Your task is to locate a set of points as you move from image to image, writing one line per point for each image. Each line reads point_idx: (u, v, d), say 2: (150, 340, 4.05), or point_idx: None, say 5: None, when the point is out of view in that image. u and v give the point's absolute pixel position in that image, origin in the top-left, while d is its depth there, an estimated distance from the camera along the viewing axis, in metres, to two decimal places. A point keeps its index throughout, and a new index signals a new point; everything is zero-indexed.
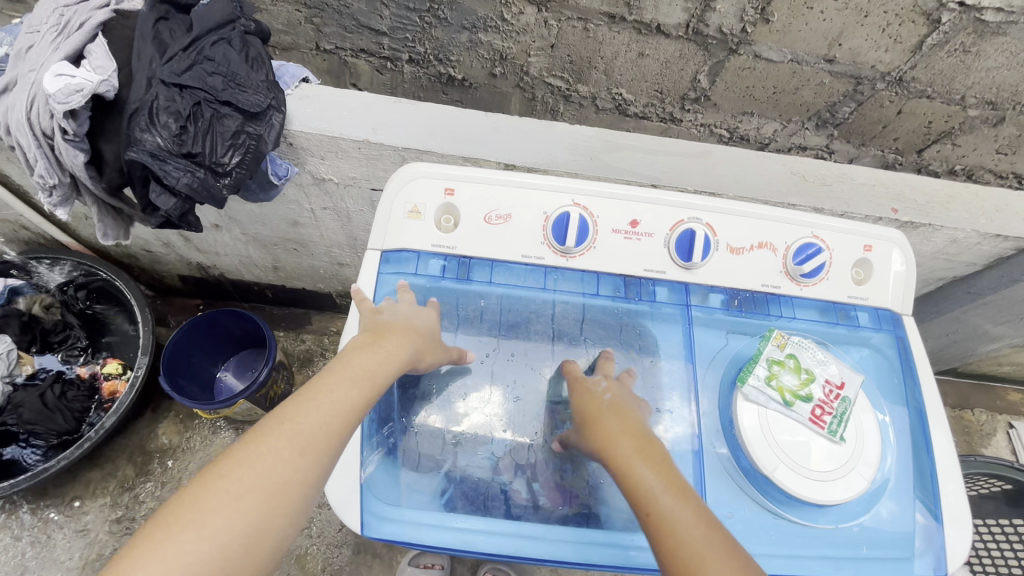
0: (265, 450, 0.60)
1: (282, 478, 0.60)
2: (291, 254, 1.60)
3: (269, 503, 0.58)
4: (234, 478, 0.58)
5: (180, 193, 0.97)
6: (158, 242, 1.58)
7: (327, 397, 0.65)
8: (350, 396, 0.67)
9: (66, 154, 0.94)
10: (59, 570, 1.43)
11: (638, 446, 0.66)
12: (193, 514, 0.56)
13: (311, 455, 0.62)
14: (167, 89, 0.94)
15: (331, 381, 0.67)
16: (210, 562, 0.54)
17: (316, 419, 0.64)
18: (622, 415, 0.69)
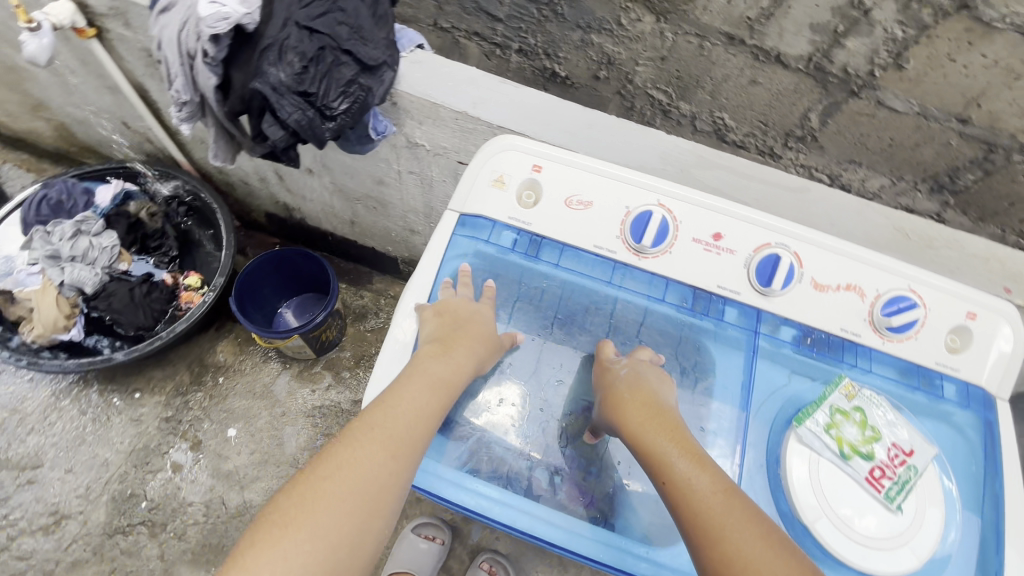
0: (358, 457, 0.67)
1: (377, 480, 0.66)
2: (370, 211, 1.68)
3: (368, 503, 0.65)
4: (335, 481, 0.66)
5: (288, 126, 1.04)
6: (256, 176, 1.70)
7: (406, 403, 0.69)
8: (427, 403, 0.70)
9: (202, 75, 1.04)
10: (110, 450, 1.57)
11: (654, 416, 0.66)
12: (303, 513, 0.64)
13: (400, 457, 0.67)
14: (299, 31, 1.00)
15: (406, 386, 0.71)
16: (323, 557, 0.62)
17: (399, 426, 0.68)
18: (633, 384, 0.68)
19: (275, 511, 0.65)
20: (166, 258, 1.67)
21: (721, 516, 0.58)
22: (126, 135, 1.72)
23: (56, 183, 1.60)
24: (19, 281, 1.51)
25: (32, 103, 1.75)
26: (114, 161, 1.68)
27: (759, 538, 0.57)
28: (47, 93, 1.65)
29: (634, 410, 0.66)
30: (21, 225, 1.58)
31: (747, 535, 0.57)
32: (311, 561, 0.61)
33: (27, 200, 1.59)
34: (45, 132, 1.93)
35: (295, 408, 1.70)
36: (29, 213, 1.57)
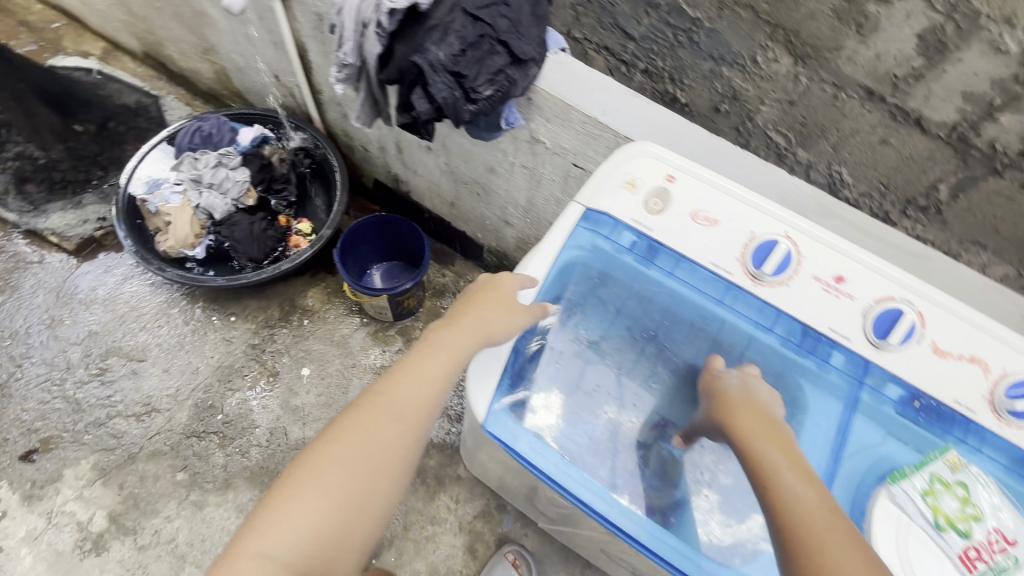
0: (366, 421, 0.77)
1: (392, 442, 0.77)
2: (472, 196, 1.76)
3: (386, 462, 0.76)
4: (352, 443, 0.75)
5: (435, 102, 1.12)
6: (377, 145, 1.83)
7: (416, 374, 0.80)
8: (431, 374, 0.80)
9: (370, 43, 1.14)
10: (201, 360, 1.73)
11: (763, 420, 0.68)
12: (323, 469, 0.74)
13: (404, 422, 0.78)
14: (464, 18, 1.08)
15: (415, 360, 0.82)
16: (333, 510, 0.72)
17: (405, 394, 0.79)
18: (751, 399, 0.70)
19: (291, 468, 0.75)
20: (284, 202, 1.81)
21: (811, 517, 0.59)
22: (275, 87, 1.90)
23: (211, 117, 1.81)
24: (162, 195, 1.70)
25: (204, 47, 1.98)
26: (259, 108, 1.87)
27: (858, 559, 0.57)
28: (220, 39, 1.86)
29: (743, 409, 0.69)
30: (174, 148, 1.79)
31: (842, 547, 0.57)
32: (324, 511, 0.72)
33: (183, 128, 1.79)
34: (205, 74, 2.17)
35: (365, 363, 1.80)
36: (184, 139, 1.77)
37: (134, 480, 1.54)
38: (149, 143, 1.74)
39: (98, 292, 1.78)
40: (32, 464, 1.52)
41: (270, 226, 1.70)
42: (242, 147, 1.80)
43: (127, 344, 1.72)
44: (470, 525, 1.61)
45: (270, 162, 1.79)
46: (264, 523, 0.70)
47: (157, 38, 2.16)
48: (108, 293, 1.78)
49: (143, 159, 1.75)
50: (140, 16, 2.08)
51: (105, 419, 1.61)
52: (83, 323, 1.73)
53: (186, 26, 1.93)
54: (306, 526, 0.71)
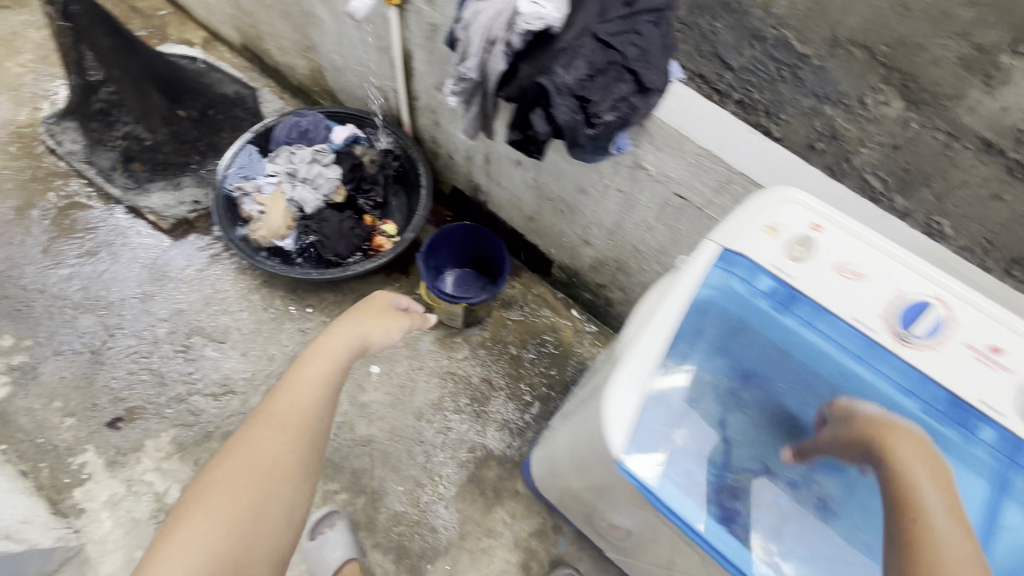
0: (258, 438, 1.01)
1: (279, 451, 1.01)
2: (555, 213, 1.76)
3: (274, 465, 1.00)
4: (240, 456, 0.99)
5: (554, 123, 1.14)
6: (465, 154, 1.86)
7: (292, 391, 1.05)
8: (310, 392, 1.05)
9: (495, 60, 1.16)
10: (277, 348, 1.78)
11: (928, 457, 0.67)
12: (221, 481, 0.97)
13: (289, 432, 1.02)
14: (595, 44, 1.09)
15: (295, 382, 1.06)
16: (232, 518, 0.95)
17: (289, 409, 1.03)
18: (908, 434, 0.69)
19: (197, 487, 0.98)
20: (369, 202, 1.86)
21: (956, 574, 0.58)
22: (371, 89, 1.95)
23: (308, 114, 1.86)
24: (259, 185, 1.75)
25: (305, 46, 2.04)
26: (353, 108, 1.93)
27: None
28: (322, 39, 1.91)
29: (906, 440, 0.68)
30: (271, 140, 1.85)
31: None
32: (228, 516, 0.95)
33: (282, 121, 1.85)
34: (300, 70, 2.24)
35: (431, 368, 1.82)
36: (281, 133, 1.83)
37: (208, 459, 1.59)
38: (250, 133, 1.80)
39: (186, 273, 1.85)
40: (117, 432, 1.59)
41: (358, 225, 1.74)
42: (335, 145, 1.85)
43: (209, 325, 1.78)
44: (525, 542, 1.60)
45: (361, 163, 1.84)
46: (177, 541, 0.91)
47: (258, 33, 2.25)
48: (195, 274, 1.85)
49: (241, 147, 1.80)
50: (247, 11, 2.16)
51: (185, 395, 1.66)
52: (171, 301, 1.80)
53: (291, 24, 1.99)
54: (213, 535, 0.93)
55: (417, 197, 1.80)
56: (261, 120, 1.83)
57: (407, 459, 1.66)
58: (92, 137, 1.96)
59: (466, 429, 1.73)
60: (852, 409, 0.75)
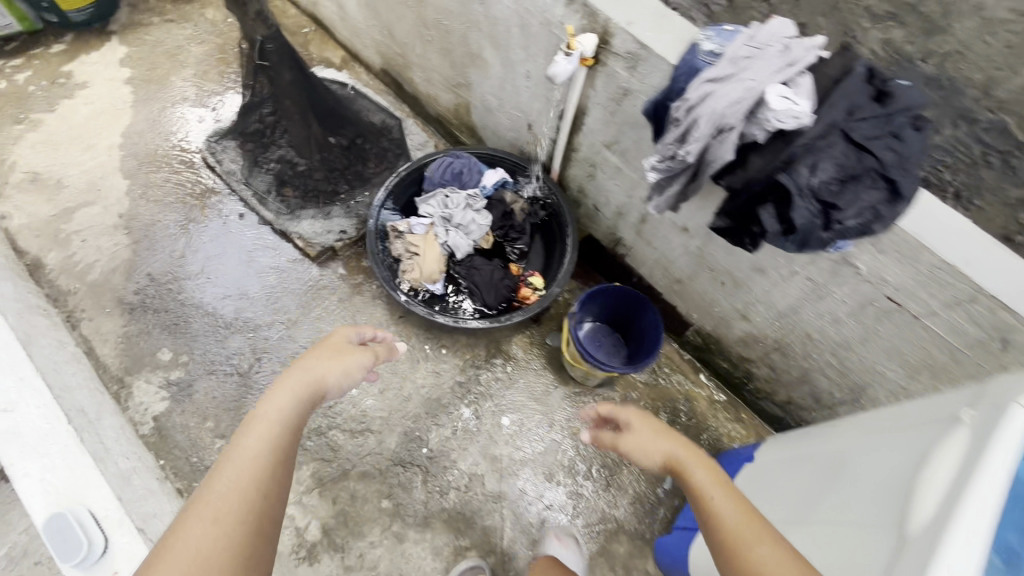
0: (183, 533, 0.82)
1: (216, 541, 0.82)
2: (712, 283, 1.67)
3: (213, 561, 0.80)
4: (169, 554, 0.79)
5: (788, 224, 1.05)
6: (617, 209, 1.80)
7: (236, 462, 0.90)
8: (252, 461, 0.91)
9: (725, 149, 1.09)
10: (412, 388, 1.77)
11: (667, 437, 1.11)
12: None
13: (222, 521, 0.84)
14: (846, 146, 1.01)
15: (234, 452, 0.92)
16: None
17: (226, 491, 0.87)
18: (687, 449, 1.08)
19: None
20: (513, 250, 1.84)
21: (769, 554, 0.82)
22: (522, 133, 1.92)
23: (462, 154, 1.86)
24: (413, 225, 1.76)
25: (456, 83, 2.04)
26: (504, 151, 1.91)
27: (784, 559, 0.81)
28: (480, 80, 1.90)
29: (669, 438, 1.11)
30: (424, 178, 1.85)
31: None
32: None
33: (435, 159, 1.85)
34: (441, 102, 2.24)
35: (562, 426, 1.76)
36: (436, 172, 1.83)
37: (346, 498, 1.60)
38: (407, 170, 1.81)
39: (328, 302, 1.87)
40: None
41: (506, 275, 1.73)
42: (486, 189, 1.83)
43: None
44: None
45: (510, 211, 1.83)
46: None
47: (404, 62, 2.27)
48: (335, 303, 1.87)
49: (396, 184, 1.81)
50: (398, 41, 2.19)
51: (325, 429, 1.68)
52: (313, 329, 1.82)
53: (447, 62, 1.99)
54: None
55: (564, 251, 1.76)
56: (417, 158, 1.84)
57: (538, 522, 1.62)
58: (249, 157, 2.01)
59: (597, 497, 1.67)
60: (651, 435, 1.13)
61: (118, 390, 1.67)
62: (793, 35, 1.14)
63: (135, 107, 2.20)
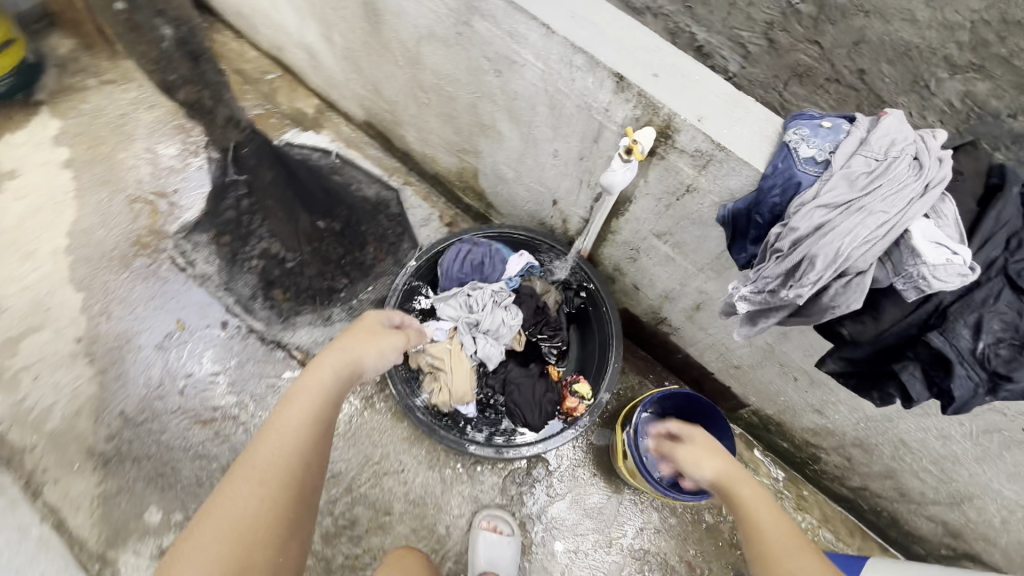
0: (230, 494, 0.82)
1: (258, 508, 0.82)
2: (781, 377, 1.48)
3: (256, 526, 0.81)
4: (215, 514, 0.81)
5: (940, 391, 0.85)
6: (663, 293, 1.58)
7: (276, 433, 0.88)
8: (294, 428, 0.89)
9: (851, 296, 0.88)
10: (448, 522, 1.55)
11: (720, 456, 1.21)
12: (191, 549, 0.78)
13: (266, 484, 0.84)
14: (1016, 298, 0.81)
15: (276, 425, 0.89)
16: None
17: (270, 459, 0.85)
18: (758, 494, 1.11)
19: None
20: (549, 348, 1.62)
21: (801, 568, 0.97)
22: (545, 207, 1.67)
23: (480, 240, 1.61)
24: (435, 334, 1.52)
25: (461, 149, 1.77)
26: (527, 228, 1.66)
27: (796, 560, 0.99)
28: (492, 150, 1.64)
29: (748, 484, 1.14)
30: (439, 271, 1.60)
31: (710, 461, 1.19)
32: None
33: (450, 248, 1.59)
34: (441, 163, 1.96)
35: (622, 543, 1.57)
36: (453, 265, 1.58)
37: None
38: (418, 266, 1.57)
39: (337, 424, 1.60)
40: None
41: (546, 383, 1.52)
42: (513, 279, 1.59)
43: (372, 492, 1.56)
44: None
45: (543, 305, 1.59)
46: None
47: (394, 119, 1.97)
48: (346, 425, 1.61)
49: (407, 283, 1.56)
50: (386, 98, 1.89)
51: None
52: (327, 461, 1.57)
53: (450, 127, 1.71)
54: None
55: (607, 344, 1.55)
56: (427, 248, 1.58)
57: None
58: (225, 255, 1.71)
59: None
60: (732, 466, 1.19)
61: (100, 571, 1.40)
62: (914, 136, 0.93)
63: (79, 197, 1.86)
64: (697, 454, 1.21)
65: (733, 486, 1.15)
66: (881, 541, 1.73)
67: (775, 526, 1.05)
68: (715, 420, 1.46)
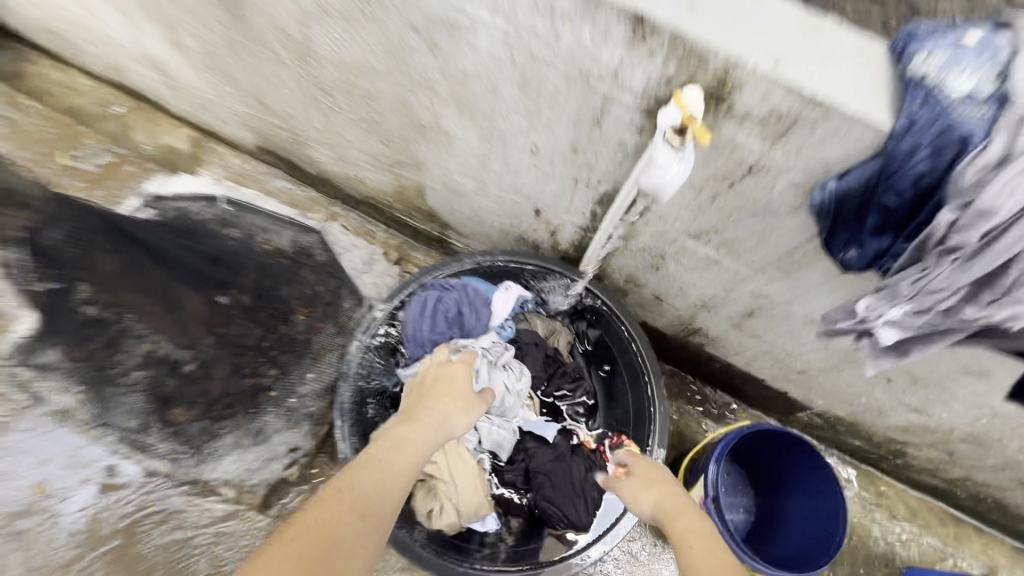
0: (327, 505, 0.71)
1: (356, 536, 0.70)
2: (866, 379, 1.16)
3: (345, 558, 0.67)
4: (308, 521, 0.68)
5: None
6: (698, 302, 1.22)
7: (383, 469, 0.80)
8: (397, 470, 0.81)
9: None
10: None
11: (660, 484, 0.94)
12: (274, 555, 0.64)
13: (365, 517, 0.73)
14: None
15: (383, 460, 0.81)
16: None
17: (371, 489, 0.76)
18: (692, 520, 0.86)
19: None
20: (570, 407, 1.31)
21: None
22: (525, 220, 1.27)
23: (450, 279, 1.22)
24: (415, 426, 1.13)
25: (396, 162, 1.32)
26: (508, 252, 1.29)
27: None
28: (439, 158, 1.21)
29: (670, 492, 0.92)
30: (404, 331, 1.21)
31: (649, 489, 0.94)
32: None
33: (411, 299, 1.21)
34: (371, 184, 1.51)
35: None
36: (420, 321, 1.19)
37: None
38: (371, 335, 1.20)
39: None
40: None
41: (582, 459, 1.19)
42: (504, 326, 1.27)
43: None
44: None
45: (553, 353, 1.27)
46: None
47: (296, 138, 1.49)
48: None
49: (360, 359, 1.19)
50: (279, 113, 1.41)
51: None
52: None
53: (375, 136, 1.26)
54: None
55: (642, 381, 1.17)
56: (378, 306, 1.22)
57: None
58: None
59: None
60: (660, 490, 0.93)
61: None
62: None
63: None
64: (635, 487, 0.95)
65: (671, 517, 0.88)
66: (981, 527, 1.48)
67: (719, 559, 0.77)
68: (802, 458, 1.14)
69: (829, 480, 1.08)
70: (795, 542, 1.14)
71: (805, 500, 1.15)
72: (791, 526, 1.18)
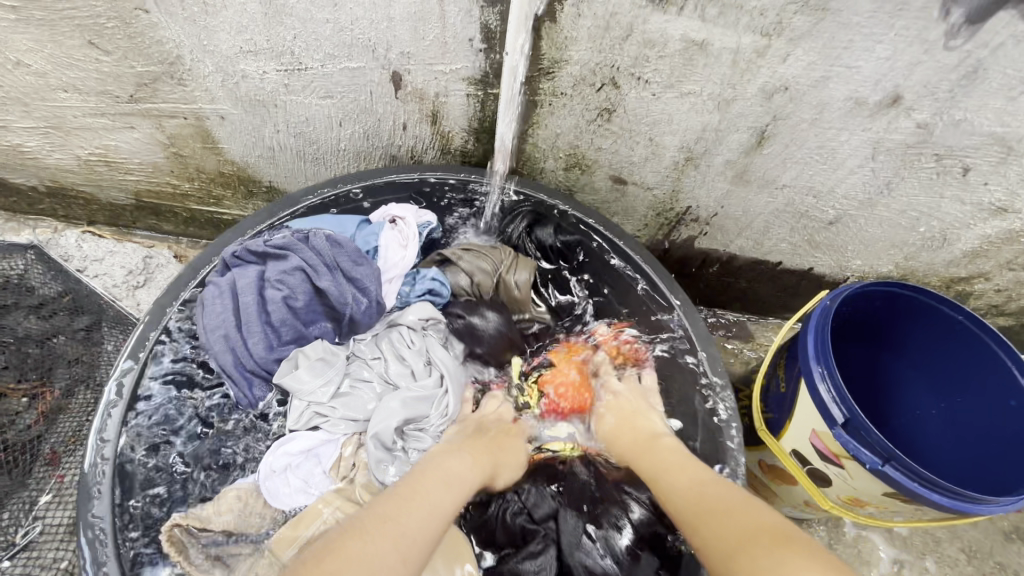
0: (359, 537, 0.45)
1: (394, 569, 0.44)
2: (932, 187, 0.79)
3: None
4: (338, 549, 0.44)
5: None
6: (681, 154, 0.80)
7: (426, 488, 0.53)
8: (438, 493, 0.53)
9: None
10: None
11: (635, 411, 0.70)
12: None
13: (399, 539, 0.46)
14: None
15: (429, 474, 0.56)
16: None
17: (416, 509, 0.49)
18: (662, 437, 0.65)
19: None
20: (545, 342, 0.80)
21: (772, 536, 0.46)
22: (385, 109, 0.77)
23: (278, 240, 0.69)
24: (293, 506, 0.61)
25: (140, 85, 0.77)
26: (355, 176, 0.81)
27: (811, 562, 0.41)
28: (195, 34, 0.68)
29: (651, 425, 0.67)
30: (214, 360, 0.66)
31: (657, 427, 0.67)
32: None
33: (218, 297, 0.68)
34: (130, 157, 0.92)
35: None
36: (244, 331, 0.66)
37: None
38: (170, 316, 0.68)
39: None
40: None
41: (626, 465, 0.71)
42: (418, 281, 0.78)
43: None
44: None
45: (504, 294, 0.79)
46: None
47: None
48: None
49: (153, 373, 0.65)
50: None
51: None
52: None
53: (71, 32, 0.70)
54: None
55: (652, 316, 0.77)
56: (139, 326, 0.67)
57: None
58: None
59: None
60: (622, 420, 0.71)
61: None
62: None
63: None
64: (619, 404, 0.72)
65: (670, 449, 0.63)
66: None
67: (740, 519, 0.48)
68: (908, 334, 0.74)
69: (933, 317, 0.70)
70: (970, 466, 0.68)
71: (958, 402, 0.71)
72: (967, 393, 0.70)
